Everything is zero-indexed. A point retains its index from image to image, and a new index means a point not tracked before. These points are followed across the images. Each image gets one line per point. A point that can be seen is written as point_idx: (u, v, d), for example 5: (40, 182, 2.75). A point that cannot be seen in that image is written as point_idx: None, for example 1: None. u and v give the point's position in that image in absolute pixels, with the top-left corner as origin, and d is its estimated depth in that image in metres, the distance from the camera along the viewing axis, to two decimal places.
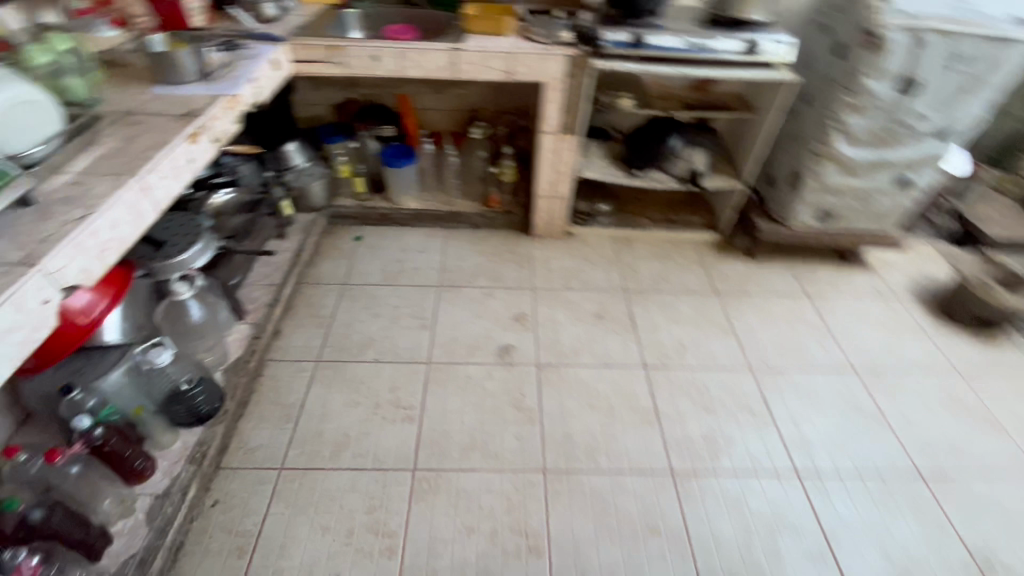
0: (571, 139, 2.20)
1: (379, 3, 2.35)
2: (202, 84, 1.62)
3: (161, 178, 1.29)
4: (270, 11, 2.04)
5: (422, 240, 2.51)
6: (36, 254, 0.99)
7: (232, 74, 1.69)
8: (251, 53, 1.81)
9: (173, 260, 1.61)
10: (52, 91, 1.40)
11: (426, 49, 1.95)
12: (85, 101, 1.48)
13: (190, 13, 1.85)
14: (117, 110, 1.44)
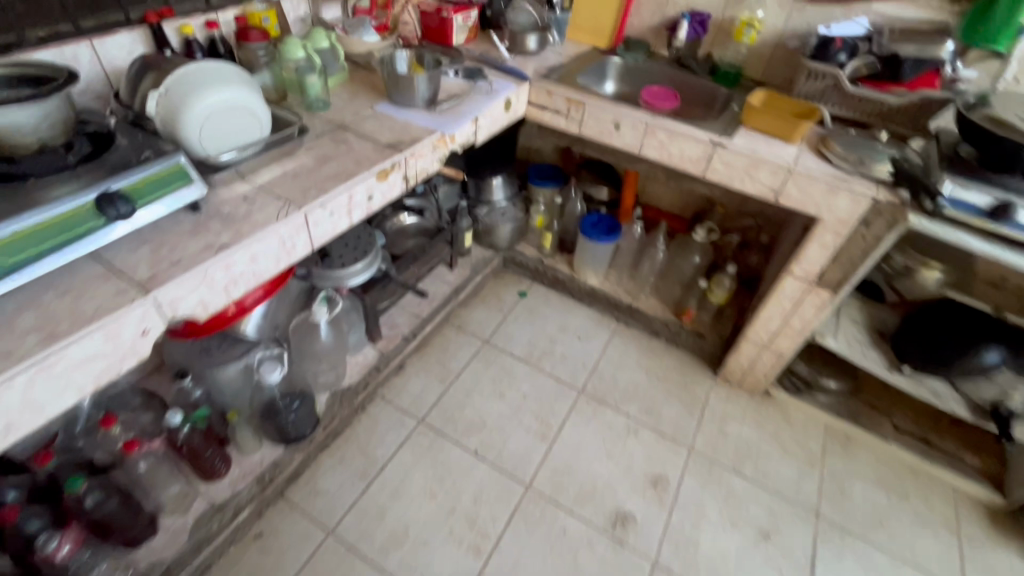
0: (825, 295, 1.60)
1: (650, 59, 2.03)
2: (426, 112, 1.49)
3: (329, 215, 1.16)
4: (531, 45, 1.88)
5: (586, 326, 2.16)
6: (158, 279, 0.89)
7: (461, 108, 1.53)
8: (489, 89, 1.65)
9: (336, 272, 1.58)
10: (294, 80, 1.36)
11: (681, 134, 1.56)
12: (315, 99, 1.43)
13: (453, 31, 1.81)
14: (335, 122, 1.38)
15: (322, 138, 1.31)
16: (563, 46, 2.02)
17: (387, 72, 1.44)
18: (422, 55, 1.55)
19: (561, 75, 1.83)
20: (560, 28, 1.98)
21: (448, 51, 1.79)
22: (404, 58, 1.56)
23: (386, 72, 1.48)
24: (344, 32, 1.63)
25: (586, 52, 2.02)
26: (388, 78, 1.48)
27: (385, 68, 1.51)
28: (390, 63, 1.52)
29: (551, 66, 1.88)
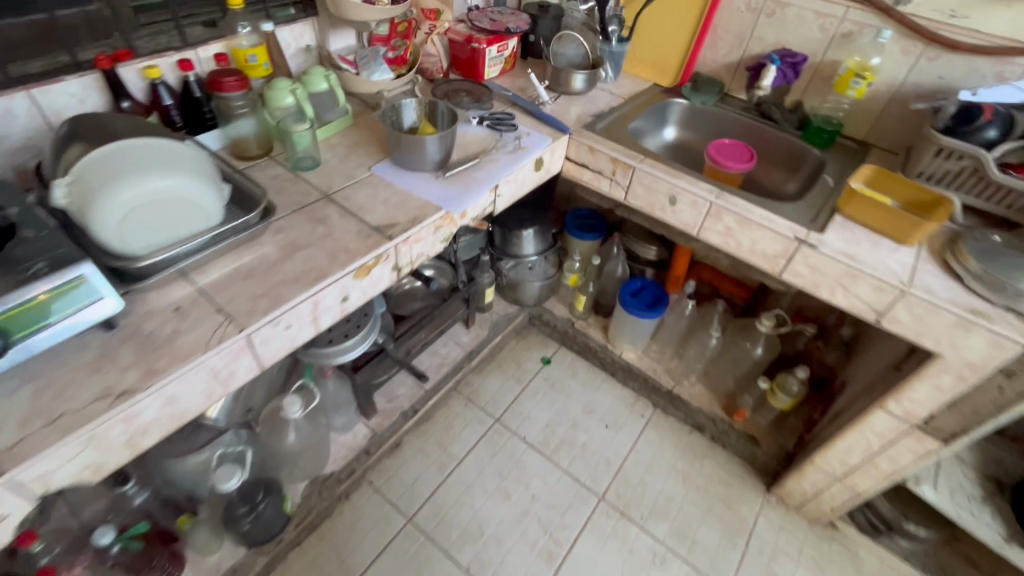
0: (930, 444, 1.22)
1: (723, 103, 1.67)
2: (436, 180, 1.21)
3: (284, 329, 0.91)
4: (577, 85, 1.55)
5: (615, 410, 1.86)
6: (20, 450, 0.67)
7: (478, 175, 1.24)
8: (516, 145, 1.35)
9: (324, 348, 1.37)
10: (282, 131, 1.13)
11: (755, 223, 1.21)
12: (303, 155, 1.20)
13: (486, 64, 1.54)
14: (320, 192, 1.13)
15: (297, 217, 1.07)
16: (617, 84, 1.69)
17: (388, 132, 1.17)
18: (434, 105, 1.26)
19: (609, 125, 1.51)
20: (615, 63, 1.64)
21: (477, 88, 1.52)
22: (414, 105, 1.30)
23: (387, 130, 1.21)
24: (355, 69, 1.37)
25: (644, 92, 1.69)
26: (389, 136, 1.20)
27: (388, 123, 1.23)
28: (395, 116, 1.25)
29: (598, 110, 1.55)
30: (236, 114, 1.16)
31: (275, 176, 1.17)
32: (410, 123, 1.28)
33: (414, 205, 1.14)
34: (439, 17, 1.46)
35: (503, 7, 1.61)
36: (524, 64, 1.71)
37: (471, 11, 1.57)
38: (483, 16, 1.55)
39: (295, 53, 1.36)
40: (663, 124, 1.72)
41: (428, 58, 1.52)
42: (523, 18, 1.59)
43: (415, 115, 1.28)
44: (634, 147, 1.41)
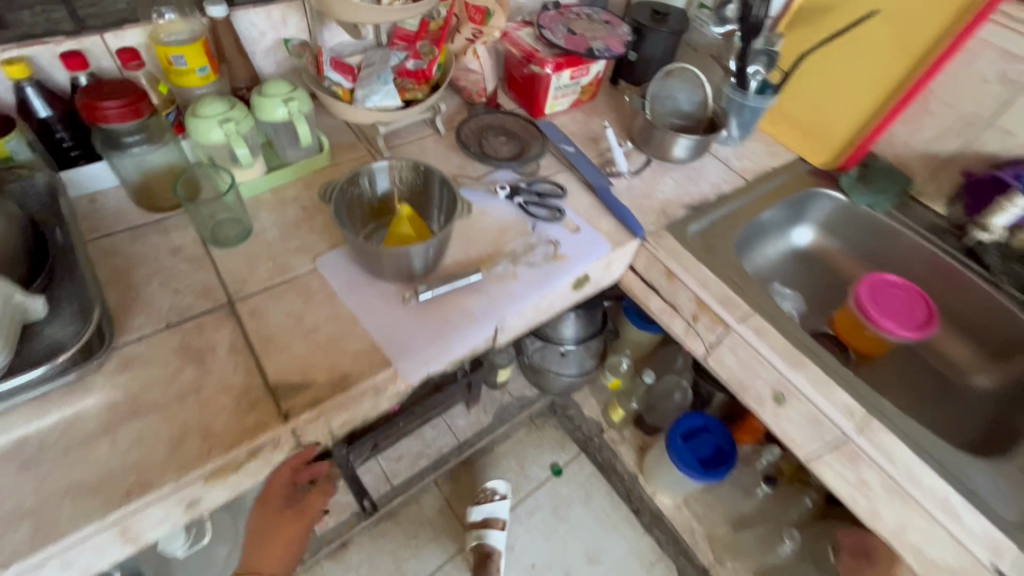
0: None
1: (901, 212, 1.08)
2: (405, 303, 0.77)
3: (56, 571, 0.56)
4: (676, 150, 1.03)
5: (627, 567, 1.41)
6: None
7: (472, 303, 0.79)
8: (550, 253, 0.87)
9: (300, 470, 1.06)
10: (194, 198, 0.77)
11: (913, 503, 0.70)
12: (224, 219, 0.83)
13: (548, 96, 1.05)
14: (223, 293, 0.74)
15: (167, 341, 0.69)
16: (740, 149, 1.13)
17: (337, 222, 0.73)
18: (430, 175, 0.80)
19: (707, 228, 0.99)
20: (747, 120, 1.08)
21: (527, 134, 1.05)
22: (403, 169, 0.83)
23: (341, 210, 0.76)
24: (351, 82, 0.94)
25: (777, 170, 1.12)
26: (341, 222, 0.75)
27: (351, 197, 0.78)
28: (367, 184, 0.80)
29: (698, 196, 1.02)
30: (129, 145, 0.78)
31: (175, 249, 0.79)
32: (385, 194, 0.82)
33: (349, 345, 0.72)
34: (489, 19, 0.98)
35: (594, 10, 1.09)
36: (609, 97, 1.19)
37: (544, 11, 1.06)
38: (559, 21, 1.04)
39: (270, 47, 0.94)
40: (794, 221, 1.15)
41: (467, 74, 1.04)
42: (620, 31, 1.06)
43: (400, 185, 0.82)
44: (738, 282, 0.89)
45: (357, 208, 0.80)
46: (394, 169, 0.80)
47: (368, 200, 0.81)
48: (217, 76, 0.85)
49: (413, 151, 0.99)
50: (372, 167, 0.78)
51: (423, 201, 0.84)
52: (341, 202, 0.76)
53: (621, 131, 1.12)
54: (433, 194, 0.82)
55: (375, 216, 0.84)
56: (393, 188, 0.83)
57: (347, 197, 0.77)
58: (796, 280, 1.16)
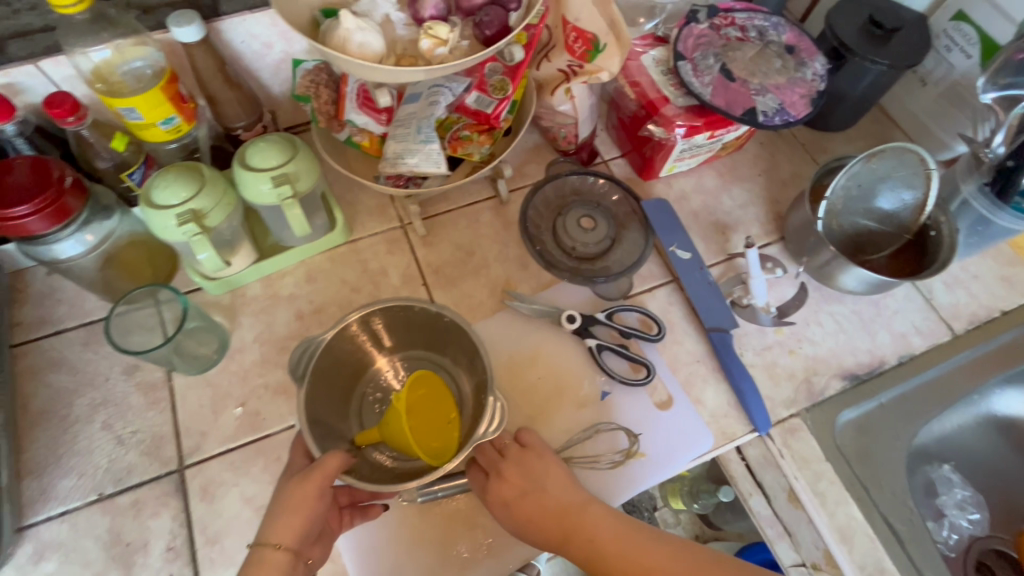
0: None
1: None
2: (401, 503, 0.57)
3: None
4: (847, 282, 0.67)
5: None
6: None
7: (492, 523, 0.57)
8: (619, 449, 0.61)
9: None
10: (172, 328, 0.57)
11: None
12: (194, 327, 0.62)
13: (666, 158, 0.70)
14: (175, 453, 0.57)
15: (95, 524, 0.54)
16: (952, 270, 0.73)
17: (308, 415, 0.52)
18: (451, 324, 0.57)
19: (868, 413, 0.66)
20: (977, 236, 0.69)
21: (625, 216, 0.72)
22: (420, 321, 0.58)
23: (316, 385, 0.54)
24: (384, 125, 0.65)
25: (1009, 315, 0.72)
26: (314, 410, 0.53)
27: (336, 354, 0.56)
28: (364, 329, 0.57)
29: (867, 355, 0.67)
30: (52, 239, 0.54)
31: (130, 365, 0.61)
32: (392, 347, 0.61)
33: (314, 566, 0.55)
34: (596, 55, 0.61)
35: (773, 22, 0.69)
36: (761, 150, 0.80)
37: (690, 21, 0.68)
38: (711, 45, 0.66)
39: (279, 63, 0.66)
40: (1004, 384, 0.77)
41: (553, 114, 0.71)
42: (810, 69, 0.65)
43: (407, 323, 0.59)
44: (899, 534, 0.60)
45: (339, 368, 0.57)
46: (394, 310, 0.57)
47: (357, 347, 0.58)
48: (192, 123, 0.60)
49: (459, 225, 0.71)
50: (371, 310, 0.55)
51: (439, 344, 0.61)
52: (317, 373, 0.54)
53: (767, 216, 0.75)
54: (454, 345, 0.59)
55: (366, 365, 0.60)
56: (394, 327, 0.59)
57: (328, 359, 0.55)
58: (979, 465, 0.79)
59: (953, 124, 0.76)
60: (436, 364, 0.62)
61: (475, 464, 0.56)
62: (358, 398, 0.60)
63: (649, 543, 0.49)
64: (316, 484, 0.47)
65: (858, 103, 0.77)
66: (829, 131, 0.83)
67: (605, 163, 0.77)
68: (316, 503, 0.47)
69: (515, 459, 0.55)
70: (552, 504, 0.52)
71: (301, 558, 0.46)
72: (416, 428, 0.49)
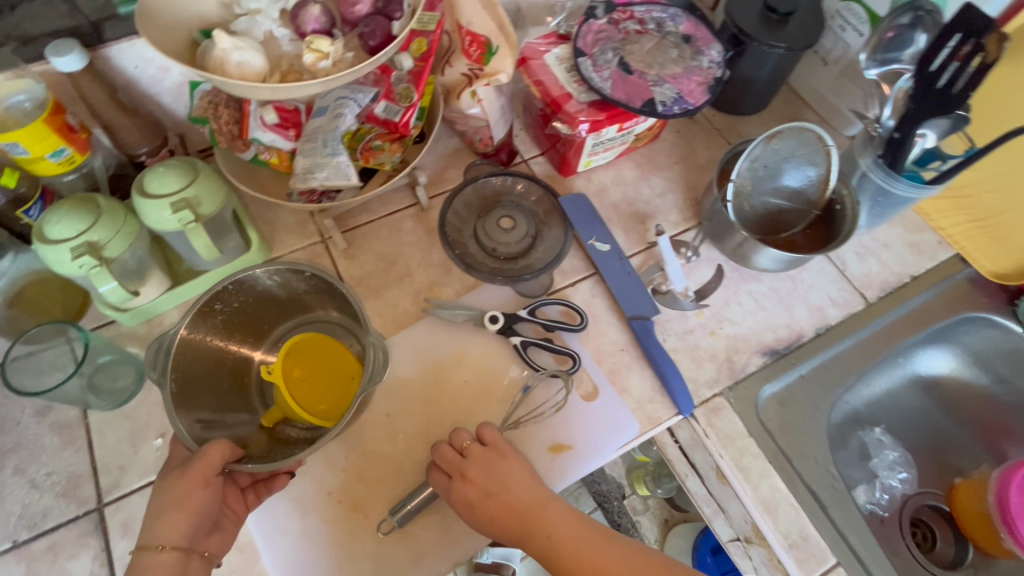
0: None
1: None
2: (327, 522, 0.57)
3: None
4: (761, 261, 0.69)
5: None
6: None
7: (422, 530, 0.57)
8: (558, 390, 0.64)
9: None
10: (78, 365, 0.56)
11: None
12: (106, 360, 0.61)
13: (579, 154, 0.71)
14: (92, 491, 0.56)
15: (9, 572, 0.53)
16: (863, 241, 0.76)
17: (179, 410, 0.54)
18: (315, 278, 0.61)
19: (790, 385, 0.68)
20: (881, 207, 0.71)
21: (544, 213, 0.73)
22: (286, 281, 0.62)
23: (181, 378, 0.56)
24: (293, 140, 0.64)
25: (918, 280, 0.75)
26: (194, 407, 0.56)
27: (199, 340, 0.58)
28: (224, 308, 0.60)
29: (786, 330, 0.70)
30: None
31: (42, 407, 0.59)
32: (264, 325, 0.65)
33: (224, 569, 0.54)
34: (491, 56, 0.63)
35: (671, 13, 0.70)
36: (677, 138, 0.82)
37: (589, 17, 0.69)
38: (609, 40, 0.67)
39: (178, 86, 0.66)
40: (924, 346, 0.81)
41: (465, 119, 0.71)
42: (707, 57, 0.67)
43: (279, 291, 0.63)
44: (822, 502, 0.63)
45: (215, 357, 0.60)
46: (247, 285, 0.60)
47: (227, 327, 0.61)
48: (86, 153, 0.59)
49: (380, 235, 0.71)
50: (220, 288, 0.57)
51: (317, 302, 0.65)
52: (181, 371, 0.56)
53: (685, 203, 0.77)
54: (330, 300, 0.64)
55: (254, 341, 0.65)
56: (264, 299, 0.63)
57: (189, 352, 0.57)
58: (909, 425, 0.82)
59: (854, 101, 0.79)
60: (324, 323, 0.67)
61: (436, 468, 0.56)
62: (256, 375, 0.64)
63: (609, 544, 0.51)
64: (199, 476, 0.49)
65: (765, 86, 0.79)
66: (743, 115, 0.85)
67: (525, 162, 0.78)
68: (202, 496, 0.48)
69: (478, 459, 0.55)
70: (515, 503, 0.53)
71: (193, 553, 0.48)
72: (302, 395, 0.57)
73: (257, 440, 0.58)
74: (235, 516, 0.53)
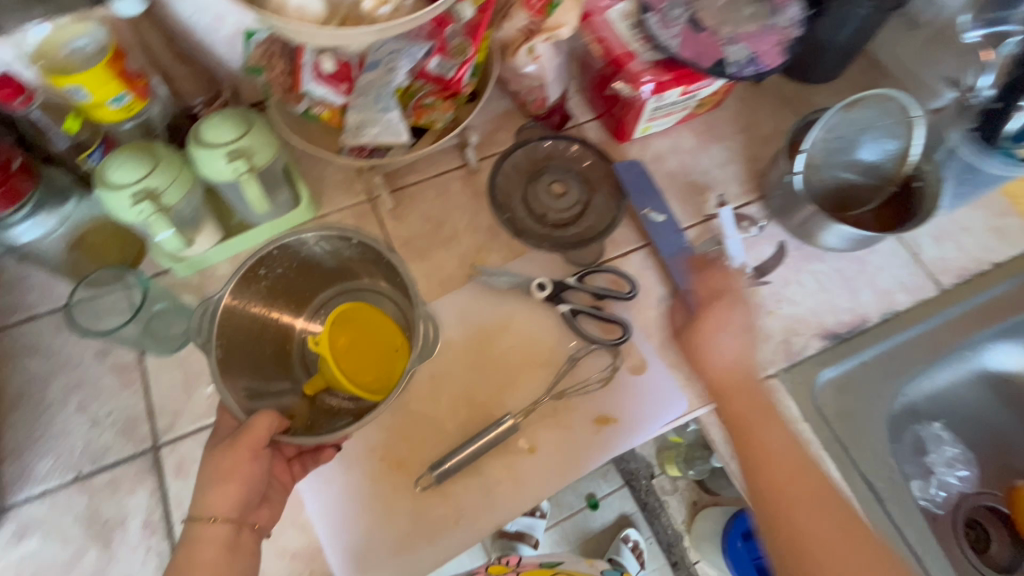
0: None
1: None
2: (368, 478, 0.58)
3: None
4: (828, 240, 0.65)
5: None
6: None
7: (462, 492, 0.57)
8: (607, 365, 0.62)
9: None
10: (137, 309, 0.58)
11: None
12: (161, 308, 0.62)
13: (639, 119, 0.67)
14: (149, 433, 0.58)
15: (73, 503, 0.55)
16: (940, 223, 0.71)
17: (223, 379, 0.53)
18: (363, 247, 0.60)
19: (849, 372, 0.65)
20: (967, 185, 0.66)
21: (599, 179, 0.70)
22: (330, 249, 0.60)
23: (226, 348, 0.55)
24: (344, 95, 0.62)
25: (1000, 268, 0.70)
26: (236, 375, 0.55)
27: (243, 307, 0.57)
28: (268, 274, 0.58)
29: (849, 313, 0.66)
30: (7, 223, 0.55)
31: (103, 348, 0.61)
32: (304, 292, 0.64)
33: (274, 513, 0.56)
34: (554, 9, 0.61)
35: None
36: (741, 106, 0.77)
37: None
38: None
39: (232, 37, 0.65)
40: (998, 339, 0.75)
41: (519, 78, 0.68)
42: (785, 16, 0.62)
43: (325, 258, 0.62)
44: (878, 494, 0.60)
45: (258, 324, 0.59)
46: (292, 250, 0.58)
47: (270, 293, 0.60)
48: (145, 100, 0.59)
49: (428, 197, 0.70)
50: (266, 252, 0.56)
51: (363, 270, 0.64)
52: (224, 339, 0.55)
53: (747, 175, 0.73)
54: (376, 268, 0.62)
55: (296, 307, 0.63)
56: (307, 265, 0.62)
57: (234, 321, 0.56)
58: (971, 422, 0.78)
59: (942, 68, 0.72)
60: (369, 292, 0.65)
61: (670, 312, 0.64)
62: (298, 344, 0.63)
63: (804, 477, 0.49)
64: (247, 448, 0.48)
65: (843, 51, 0.73)
66: (814, 83, 0.79)
67: (578, 127, 0.74)
68: (251, 467, 0.48)
69: (710, 300, 0.61)
70: (729, 369, 0.57)
71: (244, 526, 0.48)
72: (348, 364, 0.56)
73: (302, 411, 0.58)
74: (282, 487, 0.53)
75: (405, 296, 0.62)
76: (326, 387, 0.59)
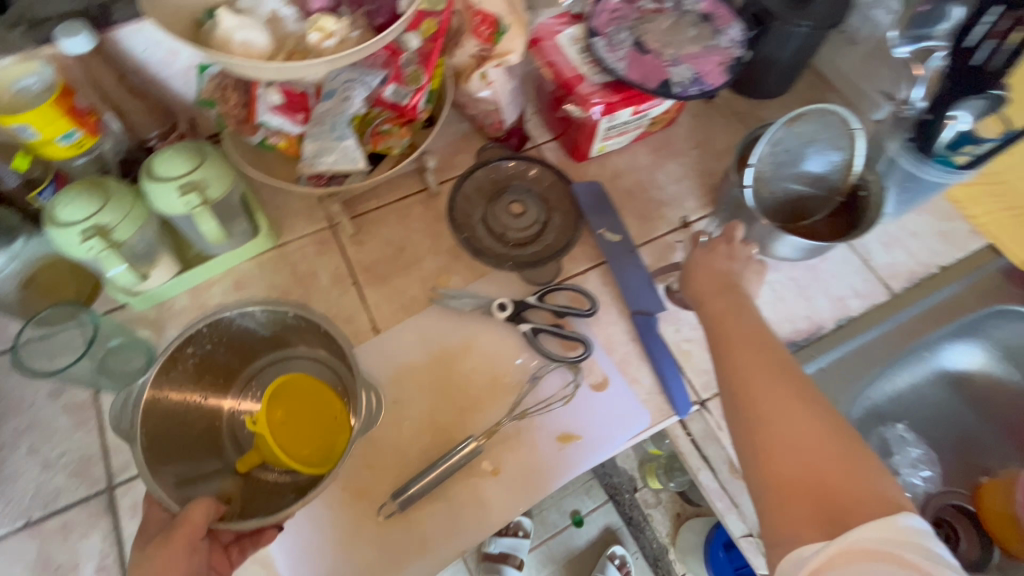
0: None
1: None
2: (329, 507, 0.57)
3: None
4: (782, 250, 0.66)
5: None
6: None
7: (426, 518, 0.57)
8: (569, 381, 0.62)
9: None
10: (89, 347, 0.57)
11: None
12: (118, 343, 0.61)
13: (593, 138, 0.69)
14: (104, 473, 0.56)
15: (24, 551, 0.53)
16: (889, 230, 0.73)
17: (152, 467, 0.50)
18: (299, 317, 0.59)
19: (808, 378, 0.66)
20: (909, 192, 0.68)
21: (557, 199, 0.71)
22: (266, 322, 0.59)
23: (153, 434, 0.52)
24: (300, 124, 0.63)
25: (946, 270, 0.72)
26: (166, 461, 0.53)
27: (170, 389, 0.55)
28: (196, 351, 0.56)
29: (805, 321, 0.67)
30: None
31: (57, 388, 0.60)
32: (235, 365, 0.62)
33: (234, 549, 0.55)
34: (501, 37, 0.63)
35: None
36: (695, 123, 0.79)
37: None
38: (624, 19, 0.65)
39: (188, 70, 0.66)
40: (953, 339, 0.77)
41: (475, 102, 0.69)
42: (725, 37, 0.64)
43: (259, 330, 0.61)
44: None
45: (184, 406, 0.57)
46: (223, 325, 0.57)
47: (195, 372, 0.58)
48: (96, 137, 0.59)
49: (389, 222, 0.70)
50: (196, 330, 0.54)
51: (300, 339, 0.63)
52: (151, 426, 0.52)
53: (702, 189, 0.75)
54: (312, 337, 0.61)
55: (224, 384, 0.61)
56: (237, 341, 0.60)
57: (159, 406, 0.54)
58: (934, 421, 0.79)
59: (881, 82, 0.75)
60: (306, 359, 0.64)
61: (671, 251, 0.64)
62: (227, 422, 0.61)
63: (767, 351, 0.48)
64: (184, 542, 0.44)
65: (787, 68, 0.75)
66: (763, 99, 0.82)
67: (536, 147, 0.76)
68: (190, 563, 0.44)
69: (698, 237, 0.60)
70: (709, 272, 0.56)
71: None
72: (287, 440, 0.52)
73: (237, 492, 0.55)
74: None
75: (341, 363, 0.60)
76: (262, 463, 0.56)
